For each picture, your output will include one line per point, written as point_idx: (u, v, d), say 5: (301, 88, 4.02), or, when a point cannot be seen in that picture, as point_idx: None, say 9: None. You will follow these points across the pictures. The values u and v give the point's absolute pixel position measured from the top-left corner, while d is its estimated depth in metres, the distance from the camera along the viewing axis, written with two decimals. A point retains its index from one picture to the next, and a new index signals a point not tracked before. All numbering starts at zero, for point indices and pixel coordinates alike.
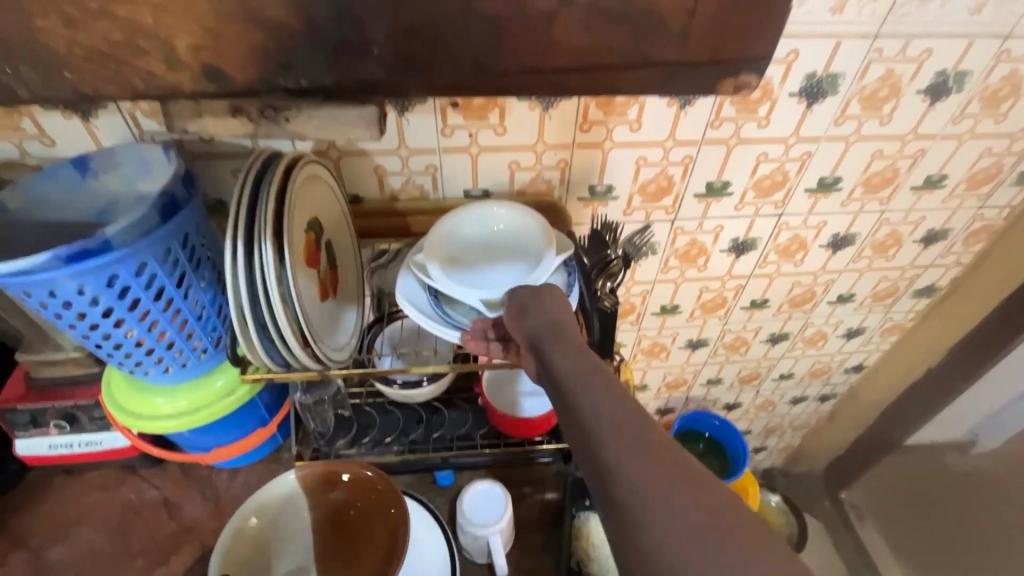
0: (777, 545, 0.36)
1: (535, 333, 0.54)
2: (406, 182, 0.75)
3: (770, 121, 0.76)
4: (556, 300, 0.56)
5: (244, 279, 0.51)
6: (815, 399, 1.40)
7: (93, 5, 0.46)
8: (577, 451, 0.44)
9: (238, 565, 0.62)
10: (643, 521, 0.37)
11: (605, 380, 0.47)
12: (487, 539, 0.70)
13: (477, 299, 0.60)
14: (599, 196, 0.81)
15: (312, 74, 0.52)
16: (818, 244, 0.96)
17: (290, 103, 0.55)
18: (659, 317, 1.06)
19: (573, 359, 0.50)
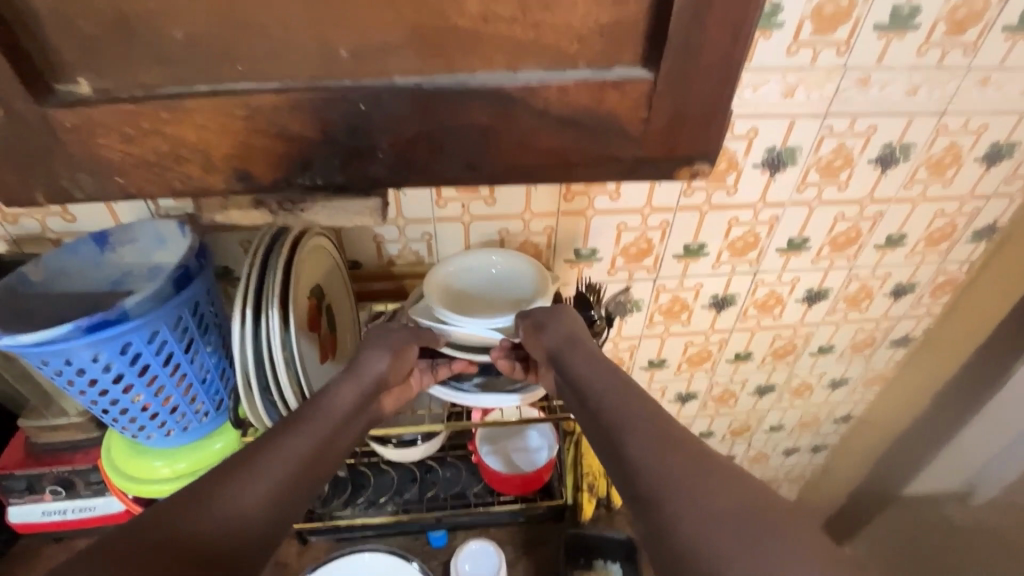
0: (796, 523, 0.39)
1: (555, 349, 0.61)
2: (403, 249, 0.80)
3: (738, 189, 0.83)
4: (568, 318, 0.65)
5: (251, 345, 0.54)
6: (807, 450, 1.41)
7: (143, 124, 0.37)
8: (605, 449, 0.50)
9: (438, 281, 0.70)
10: (666, 503, 0.42)
11: (623, 393, 0.54)
12: None
13: (490, 329, 0.63)
14: (584, 258, 0.86)
15: (323, 174, 0.41)
16: (794, 299, 1.01)
17: (307, 198, 0.49)
18: (648, 370, 1.09)
19: (595, 369, 0.59)
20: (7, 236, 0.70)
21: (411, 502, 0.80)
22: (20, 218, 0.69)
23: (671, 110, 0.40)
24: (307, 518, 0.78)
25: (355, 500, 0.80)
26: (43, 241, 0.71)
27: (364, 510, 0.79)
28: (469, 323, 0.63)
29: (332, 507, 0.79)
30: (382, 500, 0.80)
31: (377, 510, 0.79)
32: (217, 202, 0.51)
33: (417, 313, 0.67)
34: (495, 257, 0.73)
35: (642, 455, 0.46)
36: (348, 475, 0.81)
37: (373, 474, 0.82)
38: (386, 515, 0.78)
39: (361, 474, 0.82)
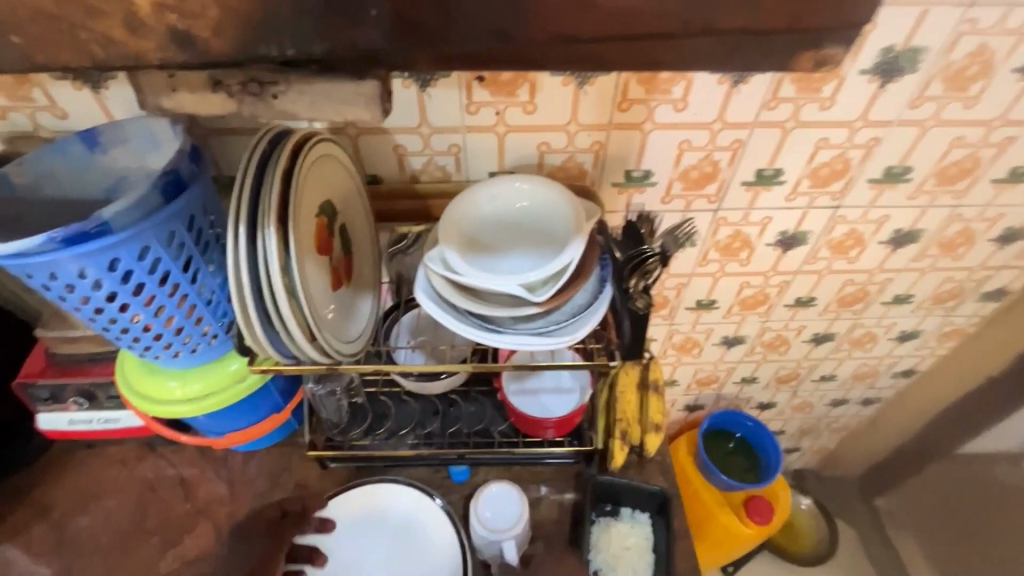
0: None
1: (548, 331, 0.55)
2: (428, 163, 0.70)
3: (835, 102, 0.67)
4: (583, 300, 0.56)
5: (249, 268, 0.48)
6: (857, 402, 1.31)
7: None
8: None
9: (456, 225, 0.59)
10: None
11: None
12: (500, 544, 0.69)
13: (519, 287, 0.54)
14: (636, 182, 0.74)
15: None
16: (877, 240, 0.87)
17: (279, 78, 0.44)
18: (694, 311, 0.99)
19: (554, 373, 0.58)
20: None
21: (432, 435, 0.76)
22: (7, 112, 0.62)
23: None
24: (326, 445, 0.75)
25: (375, 430, 0.76)
26: (36, 140, 0.65)
27: (383, 440, 0.76)
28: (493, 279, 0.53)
29: (352, 436, 0.76)
30: (402, 432, 0.76)
31: (397, 442, 0.76)
32: (162, 81, 0.45)
33: (429, 260, 0.56)
34: (521, 186, 0.61)
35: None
36: (367, 403, 0.78)
37: (394, 404, 0.78)
38: (406, 447, 0.75)
39: (381, 403, 0.78)
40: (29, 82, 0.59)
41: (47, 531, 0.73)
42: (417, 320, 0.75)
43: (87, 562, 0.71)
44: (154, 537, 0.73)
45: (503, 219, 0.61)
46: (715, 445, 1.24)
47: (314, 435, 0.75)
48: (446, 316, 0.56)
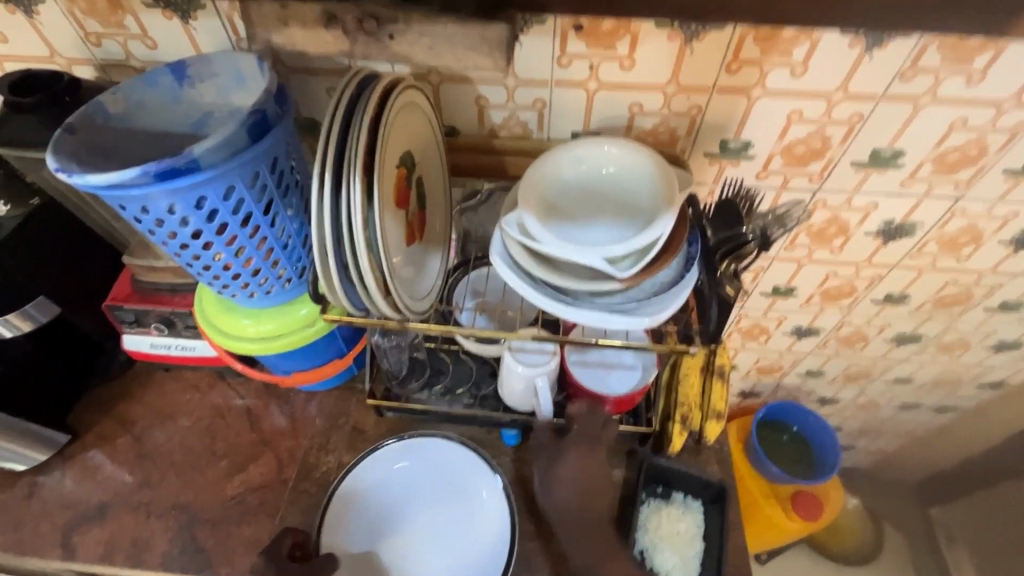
0: None
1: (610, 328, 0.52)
2: (509, 118, 0.66)
3: (985, 77, 0.58)
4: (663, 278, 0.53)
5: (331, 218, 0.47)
6: (930, 409, 1.22)
7: None
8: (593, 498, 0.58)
9: (535, 191, 0.56)
10: None
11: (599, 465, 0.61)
12: (534, 381, 0.67)
13: (602, 261, 0.50)
14: (730, 153, 0.68)
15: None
16: (996, 239, 0.77)
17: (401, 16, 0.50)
18: (769, 297, 0.93)
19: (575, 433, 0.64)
20: (93, 61, 0.65)
21: (488, 398, 0.76)
22: (102, 39, 0.62)
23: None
24: (384, 396, 0.77)
25: (432, 385, 0.77)
26: (128, 69, 0.65)
27: (439, 397, 0.77)
28: (572, 249, 0.50)
29: (409, 390, 0.77)
30: (458, 391, 0.77)
31: (453, 400, 0.77)
32: (277, 17, 0.51)
33: (506, 224, 0.54)
34: (611, 150, 0.57)
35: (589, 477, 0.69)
36: (427, 358, 0.78)
37: (452, 361, 0.78)
38: (461, 406, 0.76)
39: (440, 359, 0.79)
40: (123, 9, 0.59)
41: (129, 443, 0.79)
42: (483, 280, 0.71)
43: (162, 477, 0.77)
44: (222, 460, 0.78)
45: (588, 184, 0.58)
46: (768, 435, 1.20)
47: (374, 384, 0.77)
48: (521, 283, 0.53)
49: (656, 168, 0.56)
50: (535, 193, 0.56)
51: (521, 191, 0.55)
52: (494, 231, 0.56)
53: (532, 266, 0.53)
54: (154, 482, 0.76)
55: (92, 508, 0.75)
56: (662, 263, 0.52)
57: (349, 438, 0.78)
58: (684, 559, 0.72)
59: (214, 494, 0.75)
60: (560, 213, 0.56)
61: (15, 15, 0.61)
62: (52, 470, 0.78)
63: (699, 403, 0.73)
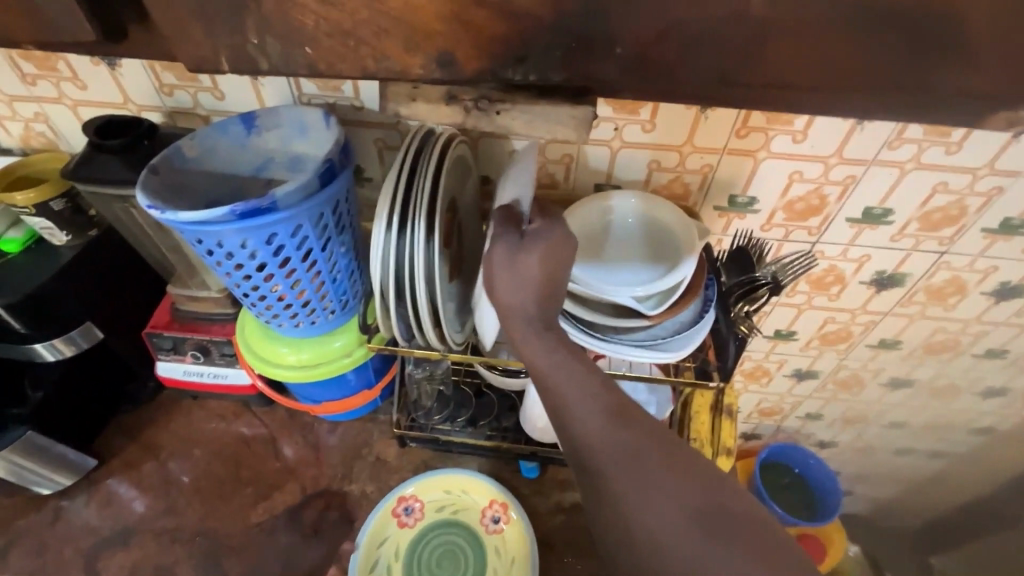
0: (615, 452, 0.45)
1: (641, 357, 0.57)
2: (539, 169, 0.73)
3: (961, 148, 0.66)
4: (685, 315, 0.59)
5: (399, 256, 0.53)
6: (925, 454, 1.26)
7: None
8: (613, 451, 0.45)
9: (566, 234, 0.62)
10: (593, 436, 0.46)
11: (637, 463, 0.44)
12: None
13: (631, 300, 0.56)
14: (738, 207, 0.75)
15: (538, 70, 0.34)
16: (979, 290, 0.84)
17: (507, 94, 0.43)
18: (771, 340, 0.98)
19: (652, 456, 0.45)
20: (163, 108, 0.71)
21: (509, 430, 0.79)
22: (174, 90, 0.69)
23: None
24: (409, 426, 0.80)
25: (455, 417, 0.80)
26: (193, 116, 0.72)
27: (462, 428, 0.80)
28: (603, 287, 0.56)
29: (433, 420, 0.80)
30: (480, 422, 0.80)
31: (475, 431, 0.79)
32: (405, 91, 0.45)
33: None
34: (633, 201, 0.64)
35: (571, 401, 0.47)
36: (452, 392, 0.82)
37: (474, 395, 0.82)
38: (484, 437, 0.79)
39: (462, 393, 0.82)
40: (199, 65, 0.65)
41: (154, 469, 0.81)
42: None
43: (187, 503, 0.78)
44: (247, 488, 0.79)
45: (611, 230, 0.64)
46: (770, 478, 1.22)
47: (400, 414, 0.80)
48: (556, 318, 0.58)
49: (674, 220, 0.62)
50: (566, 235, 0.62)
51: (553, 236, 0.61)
52: None
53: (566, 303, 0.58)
54: (179, 509, 0.77)
55: (116, 535, 0.75)
56: (685, 302, 0.57)
57: (372, 468, 0.81)
58: None
59: (239, 522, 0.76)
60: (588, 254, 0.62)
61: (99, 66, 0.67)
62: (76, 495, 0.79)
63: (709, 437, 0.78)
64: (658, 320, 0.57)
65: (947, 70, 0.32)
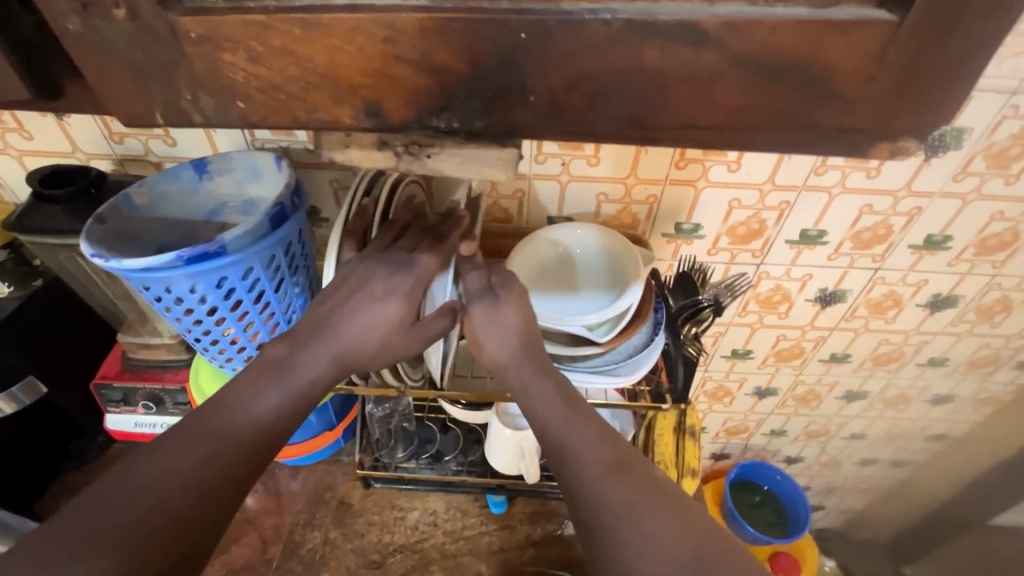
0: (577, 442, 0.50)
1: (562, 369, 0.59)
2: (492, 205, 0.75)
3: (880, 172, 0.71)
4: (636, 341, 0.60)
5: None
6: (886, 463, 1.30)
7: (279, 42, 0.35)
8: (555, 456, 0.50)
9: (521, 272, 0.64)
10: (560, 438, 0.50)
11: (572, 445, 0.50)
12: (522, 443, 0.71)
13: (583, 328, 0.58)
14: (684, 234, 0.78)
15: (460, 118, 0.38)
16: (914, 303, 0.89)
17: (436, 139, 0.44)
18: (729, 360, 1.01)
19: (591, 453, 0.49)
20: (113, 156, 0.71)
21: (475, 464, 0.79)
22: (125, 138, 0.69)
23: (912, 65, 0.34)
24: (373, 466, 0.78)
25: (420, 454, 0.79)
26: (144, 163, 0.71)
27: (427, 465, 0.79)
28: (555, 319, 0.58)
29: (397, 458, 0.79)
30: (445, 458, 0.79)
31: (441, 467, 0.79)
32: (338, 138, 0.46)
33: None
34: (581, 233, 0.66)
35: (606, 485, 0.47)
36: (416, 429, 0.81)
37: (439, 431, 0.81)
38: (450, 473, 0.78)
39: (427, 428, 0.81)
40: None
41: None
42: None
43: None
44: None
45: (562, 262, 0.66)
46: (742, 496, 1.23)
47: (364, 455, 0.79)
48: None
49: (621, 250, 0.64)
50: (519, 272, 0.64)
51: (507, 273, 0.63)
52: None
53: None
54: None
55: None
56: (634, 327, 0.60)
57: (335, 512, 0.78)
58: None
59: None
60: (543, 287, 0.64)
61: (45, 117, 0.67)
62: None
63: (673, 460, 0.80)
64: (613, 346, 0.59)
65: (820, 111, 0.36)
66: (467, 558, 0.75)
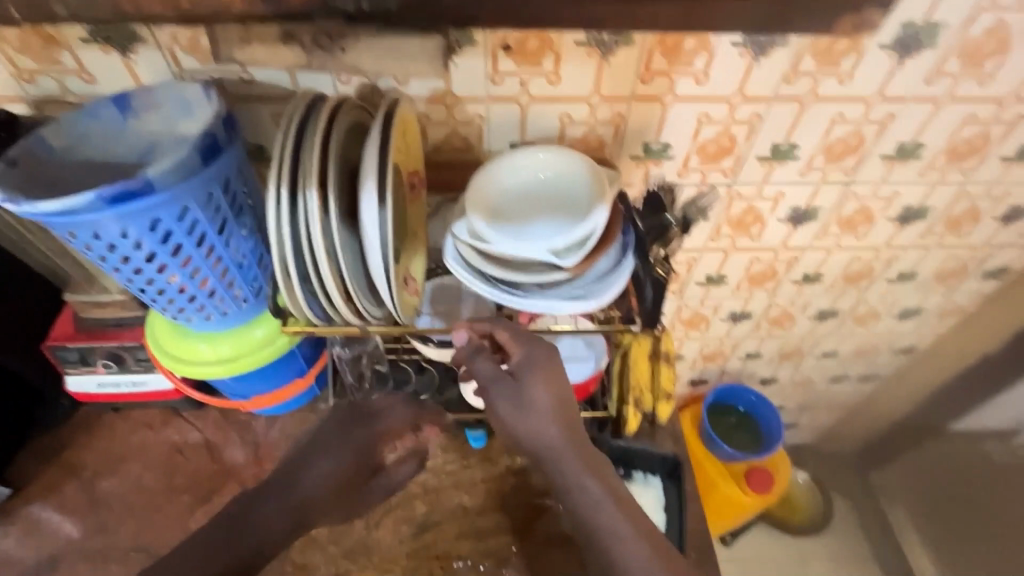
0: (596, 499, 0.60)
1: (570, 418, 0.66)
2: (450, 133, 0.71)
3: (853, 77, 0.68)
4: (605, 264, 0.59)
5: (299, 233, 0.52)
6: (857, 379, 1.34)
7: None
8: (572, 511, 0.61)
9: (481, 203, 0.61)
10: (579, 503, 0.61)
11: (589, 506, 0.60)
12: None
13: (549, 254, 0.56)
14: (653, 155, 0.75)
15: None
16: (885, 217, 0.89)
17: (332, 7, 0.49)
18: (704, 287, 1.01)
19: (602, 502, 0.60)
20: (27, 98, 0.64)
21: (451, 401, 0.79)
22: (36, 76, 0.62)
23: None
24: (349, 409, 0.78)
25: (396, 395, 0.79)
26: (63, 105, 0.65)
27: (404, 406, 0.79)
28: (520, 247, 0.56)
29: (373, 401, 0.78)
30: (422, 397, 0.79)
31: (418, 407, 0.79)
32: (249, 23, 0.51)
33: (457, 231, 0.59)
34: (543, 158, 0.63)
35: (591, 501, 0.60)
36: (390, 370, 0.80)
37: (414, 371, 0.81)
38: (427, 412, 0.78)
39: (402, 370, 0.81)
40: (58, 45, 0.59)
41: (78, 490, 0.76)
42: (437, 289, 0.74)
43: (119, 520, 0.74)
44: (184, 495, 0.76)
45: (525, 190, 0.63)
46: (718, 419, 1.28)
47: (339, 399, 0.78)
48: (477, 280, 0.58)
49: (585, 172, 0.61)
50: (480, 204, 0.61)
51: (467, 204, 0.60)
52: (446, 240, 0.61)
53: (485, 271, 0.58)
54: (111, 527, 0.73)
55: (43, 563, 0.71)
56: (602, 249, 0.58)
57: None
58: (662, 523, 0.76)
59: (177, 530, 0.73)
60: (505, 217, 0.61)
61: None
62: None
63: (648, 387, 0.78)
64: (582, 269, 0.57)
65: None
66: (449, 490, 0.76)
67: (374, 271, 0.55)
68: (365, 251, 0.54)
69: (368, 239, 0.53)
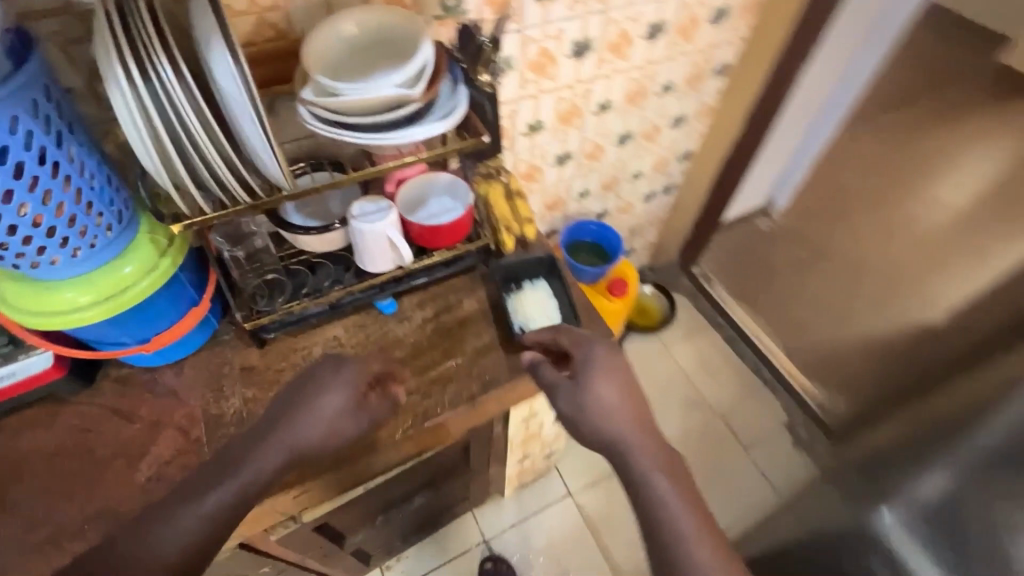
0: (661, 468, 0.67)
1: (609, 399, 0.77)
2: (259, 23, 0.72)
3: None
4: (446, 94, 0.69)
5: (165, 116, 0.54)
6: (662, 192, 1.68)
7: None
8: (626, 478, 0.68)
9: (320, 69, 0.66)
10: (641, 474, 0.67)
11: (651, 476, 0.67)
12: (382, 228, 0.77)
13: (395, 89, 0.63)
14: (452, 12, 0.85)
15: None
16: (639, 36, 1.12)
17: None
18: (529, 137, 1.18)
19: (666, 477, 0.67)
20: None
21: (356, 279, 0.84)
22: None
23: None
24: (258, 319, 0.79)
25: (300, 292, 0.82)
26: None
27: (312, 298, 0.82)
28: (367, 89, 0.63)
29: (279, 303, 0.80)
30: (327, 285, 0.83)
31: (326, 294, 0.82)
32: None
33: (306, 97, 0.64)
34: (360, 17, 0.69)
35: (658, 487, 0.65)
36: (285, 274, 0.82)
37: (309, 268, 0.84)
38: (336, 294, 0.82)
39: (297, 270, 0.83)
40: None
41: None
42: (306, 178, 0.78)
43: (50, 510, 0.69)
44: (115, 462, 0.72)
45: (354, 52, 0.69)
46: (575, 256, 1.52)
47: (244, 313, 0.79)
48: (342, 131, 0.64)
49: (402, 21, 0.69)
50: (319, 71, 0.66)
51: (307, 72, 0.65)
52: (299, 111, 0.65)
53: (346, 123, 0.65)
54: (43, 520, 0.68)
55: None
56: (438, 80, 0.68)
57: (243, 377, 0.80)
58: (556, 314, 0.89)
59: (125, 488, 0.70)
60: (345, 77, 0.68)
61: None
62: None
63: (512, 217, 0.95)
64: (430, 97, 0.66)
65: None
66: (381, 352, 0.85)
67: (251, 139, 0.57)
68: (233, 112, 0.55)
69: (233, 100, 0.54)
